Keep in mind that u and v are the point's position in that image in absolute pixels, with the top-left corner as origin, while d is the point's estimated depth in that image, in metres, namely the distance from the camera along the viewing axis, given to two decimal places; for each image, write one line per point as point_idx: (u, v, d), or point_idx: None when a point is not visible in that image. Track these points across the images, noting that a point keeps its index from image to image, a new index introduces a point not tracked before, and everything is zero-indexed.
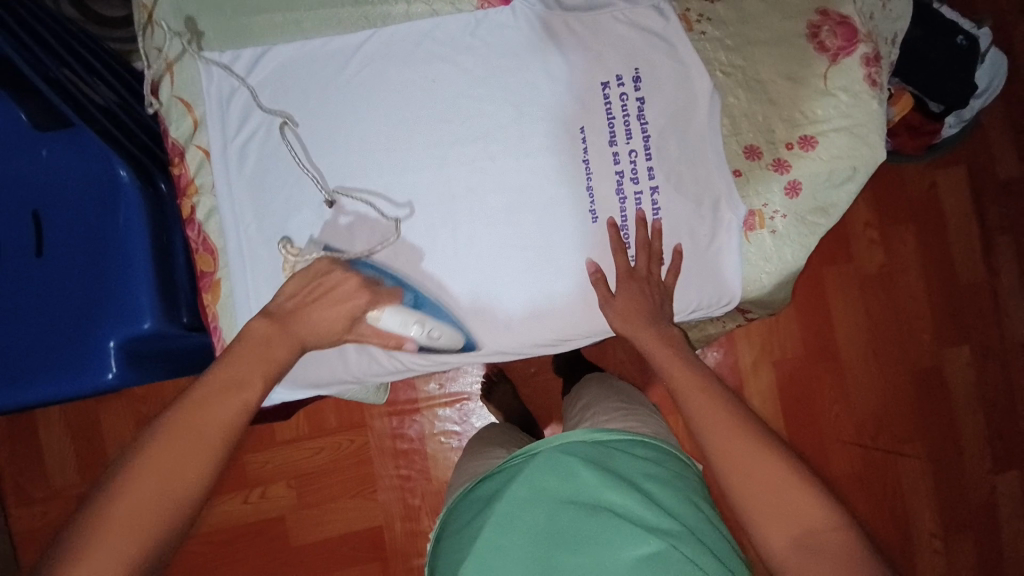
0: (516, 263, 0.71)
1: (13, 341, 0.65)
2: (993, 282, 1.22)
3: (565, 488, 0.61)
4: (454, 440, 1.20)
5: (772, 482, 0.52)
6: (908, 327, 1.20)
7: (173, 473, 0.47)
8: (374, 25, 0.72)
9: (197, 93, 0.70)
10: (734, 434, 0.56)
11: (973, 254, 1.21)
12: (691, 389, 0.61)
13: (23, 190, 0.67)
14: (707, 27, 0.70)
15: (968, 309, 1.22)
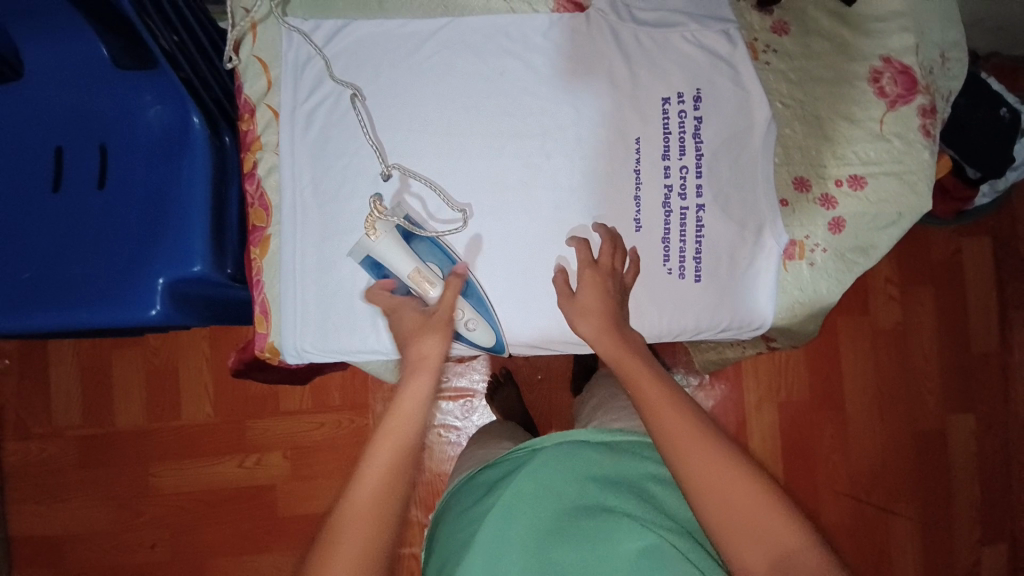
0: (556, 262, 0.73)
1: (67, 265, 0.68)
2: (1005, 355, 1.22)
3: (568, 488, 0.61)
4: (452, 435, 1.20)
5: (745, 505, 0.49)
6: (915, 387, 1.20)
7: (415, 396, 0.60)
8: (451, 14, 0.73)
9: (275, 56, 0.73)
10: (705, 454, 0.51)
11: (989, 325, 1.22)
12: (659, 403, 0.55)
13: (97, 124, 0.71)
14: (771, 59, 0.72)
15: (979, 378, 1.21)
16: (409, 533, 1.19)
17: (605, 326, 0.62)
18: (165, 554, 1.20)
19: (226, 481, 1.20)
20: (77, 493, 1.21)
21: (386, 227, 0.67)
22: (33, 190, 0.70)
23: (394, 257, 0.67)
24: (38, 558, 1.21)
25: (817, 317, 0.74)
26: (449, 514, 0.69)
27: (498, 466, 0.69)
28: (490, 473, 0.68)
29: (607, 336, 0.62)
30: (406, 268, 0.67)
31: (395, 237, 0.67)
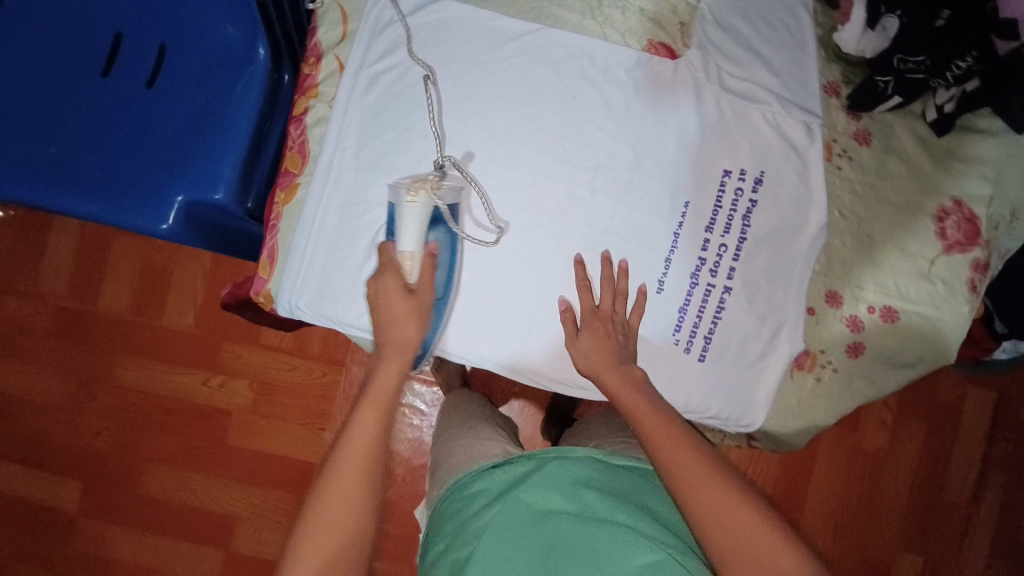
0: (558, 300, 0.71)
1: (94, 154, 0.66)
2: (973, 510, 1.19)
3: (567, 503, 0.59)
4: (415, 418, 1.13)
5: (754, 534, 0.51)
6: (876, 515, 1.19)
7: (378, 411, 0.59)
8: (544, 23, 0.72)
9: (358, 10, 0.71)
10: (703, 474, 0.54)
11: (967, 476, 1.19)
12: (654, 427, 0.58)
13: (164, 23, 0.70)
14: (844, 164, 0.70)
15: (940, 524, 1.19)
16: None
17: (605, 369, 0.64)
18: (108, 445, 1.21)
19: (187, 394, 1.20)
20: (43, 360, 1.21)
21: (427, 201, 0.65)
22: (81, 69, 0.68)
23: (408, 225, 0.64)
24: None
25: (808, 433, 0.71)
26: (441, 523, 0.65)
27: (489, 475, 0.66)
28: (483, 483, 0.65)
29: (609, 376, 0.64)
30: (409, 244, 0.64)
31: (424, 214, 0.65)
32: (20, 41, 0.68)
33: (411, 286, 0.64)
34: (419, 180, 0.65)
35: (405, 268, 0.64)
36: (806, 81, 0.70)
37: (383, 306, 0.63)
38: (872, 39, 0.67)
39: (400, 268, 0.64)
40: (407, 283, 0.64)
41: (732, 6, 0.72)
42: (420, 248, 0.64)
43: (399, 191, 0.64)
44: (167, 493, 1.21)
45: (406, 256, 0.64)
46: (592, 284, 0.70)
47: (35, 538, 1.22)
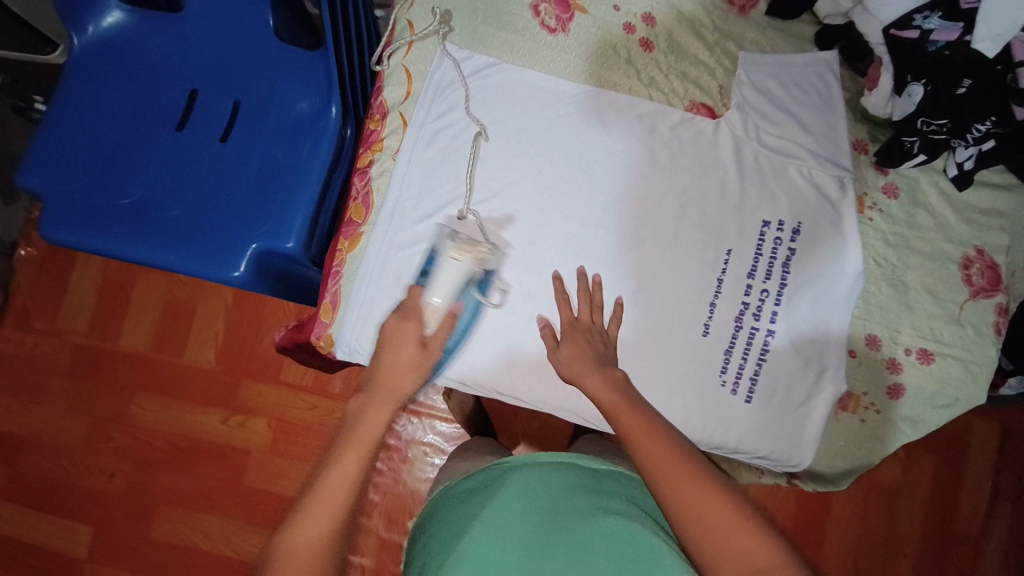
0: (538, 317, 0.73)
1: (169, 204, 0.69)
2: (982, 543, 1.16)
3: (552, 503, 0.59)
4: (436, 457, 1.11)
5: (719, 523, 0.49)
6: (890, 554, 1.16)
7: (363, 446, 0.56)
8: (600, 85, 0.77)
9: (423, 72, 0.76)
10: (677, 471, 0.53)
11: (978, 509, 1.17)
12: (640, 430, 0.58)
13: (240, 83, 0.74)
14: (874, 216, 0.76)
15: (951, 560, 1.16)
16: (360, 540, 1.08)
17: (584, 370, 0.66)
18: (121, 487, 1.14)
19: (205, 434, 1.15)
20: (56, 399, 1.15)
21: (469, 264, 0.67)
22: (159, 124, 0.72)
23: (443, 280, 0.66)
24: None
25: (854, 472, 0.74)
26: (425, 537, 0.63)
27: (469, 479, 0.67)
28: (462, 490, 0.66)
29: (586, 375, 0.66)
30: (438, 296, 0.66)
31: (463, 275, 0.67)
32: (99, 96, 0.72)
33: (427, 337, 0.65)
34: (469, 244, 0.68)
35: (425, 321, 0.66)
36: (838, 139, 0.77)
37: (391, 348, 0.64)
38: (900, 103, 0.74)
39: (423, 318, 0.66)
40: (424, 333, 0.65)
41: (765, 72, 0.78)
42: (446, 305, 0.66)
43: (449, 250, 0.67)
44: (179, 538, 1.13)
45: (428, 308, 0.66)
46: (569, 297, 0.73)
47: None
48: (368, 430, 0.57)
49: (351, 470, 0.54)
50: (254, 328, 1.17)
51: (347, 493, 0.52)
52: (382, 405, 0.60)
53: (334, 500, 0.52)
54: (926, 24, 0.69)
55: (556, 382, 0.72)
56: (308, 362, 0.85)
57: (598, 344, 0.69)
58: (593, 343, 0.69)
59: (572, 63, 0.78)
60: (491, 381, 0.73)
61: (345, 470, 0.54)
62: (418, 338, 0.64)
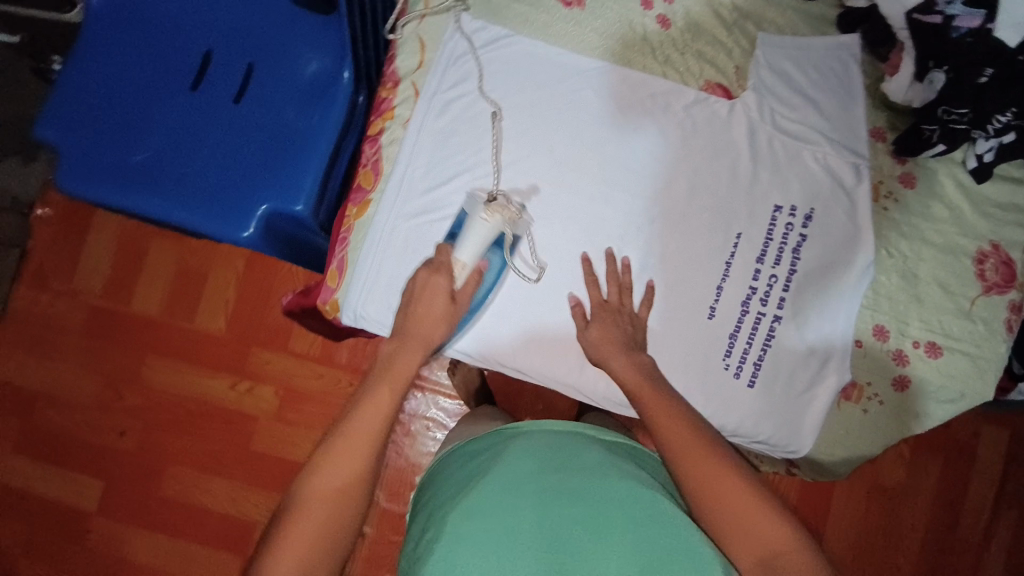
0: (566, 296, 0.73)
1: (182, 164, 0.70)
2: (983, 546, 1.15)
3: (565, 460, 0.59)
4: (438, 432, 1.12)
5: (735, 502, 0.52)
6: (889, 553, 1.15)
7: (395, 381, 0.60)
8: (615, 62, 0.76)
9: (436, 41, 0.76)
10: (701, 455, 0.55)
11: (981, 513, 1.16)
12: (666, 416, 0.60)
13: (254, 46, 0.74)
14: (890, 206, 0.75)
15: (950, 562, 1.15)
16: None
17: (615, 353, 0.67)
18: (132, 446, 1.17)
19: (214, 398, 1.17)
20: (71, 358, 1.18)
21: (498, 223, 0.68)
22: (173, 84, 0.72)
23: (472, 239, 0.67)
24: (8, 407, 1.18)
25: (853, 462, 0.74)
26: (433, 492, 0.63)
27: (478, 440, 0.67)
28: (471, 448, 0.66)
29: (617, 358, 0.67)
30: (467, 253, 0.66)
31: (490, 233, 0.68)
32: (115, 54, 0.72)
33: (455, 292, 0.66)
34: (499, 204, 0.68)
35: (454, 275, 0.66)
36: (856, 126, 0.75)
37: (417, 302, 0.65)
38: (919, 90, 0.72)
39: (452, 272, 0.66)
40: (453, 288, 0.66)
41: (785, 54, 0.76)
42: (472, 262, 0.67)
43: (481, 207, 0.67)
44: (187, 498, 1.16)
45: (458, 264, 0.66)
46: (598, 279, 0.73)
47: (41, 544, 1.16)
48: (399, 369, 0.61)
49: (385, 402, 0.57)
50: (264, 298, 1.19)
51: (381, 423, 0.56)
52: (411, 346, 0.63)
53: (371, 429, 0.55)
54: (949, 10, 0.66)
55: (573, 364, 0.73)
56: (315, 328, 0.87)
57: (624, 326, 0.70)
58: (621, 324, 0.70)
59: (587, 38, 0.76)
60: (494, 354, 0.73)
61: (379, 401, 0.57)
62: (446, 291, 0.65)
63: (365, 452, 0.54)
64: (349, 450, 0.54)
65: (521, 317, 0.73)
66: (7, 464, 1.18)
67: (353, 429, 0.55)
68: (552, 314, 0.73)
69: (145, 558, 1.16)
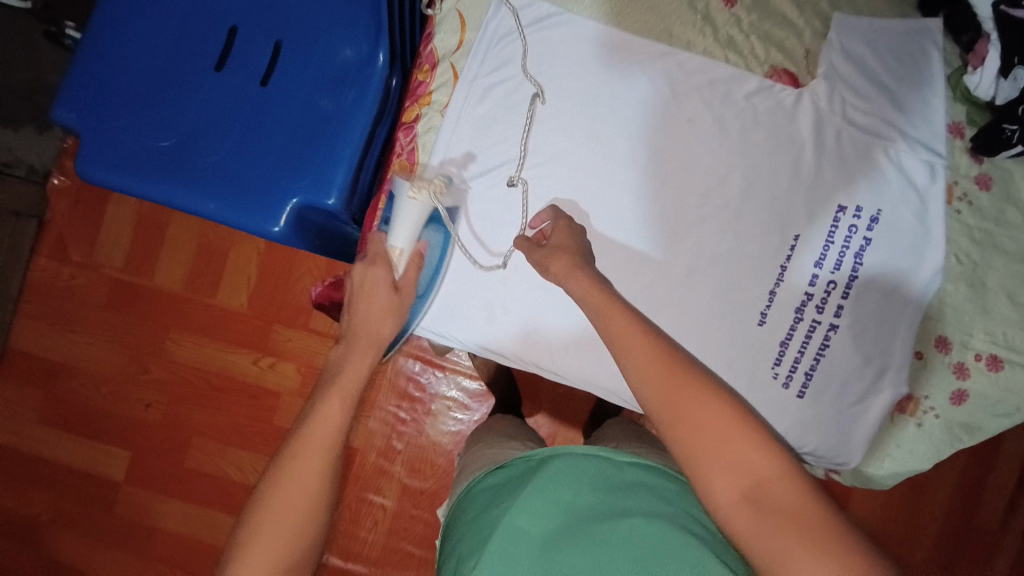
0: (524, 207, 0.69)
1: (207, 151, 0.66)
2: (998, 537, 1.08)
3: (570, 497, 0.58)
4: (460, 412, 1.12)
5: (746, 464, 0.46)
6: (906, 541, 1.09)
7: (345, 390, 0.56)
8: (672, 44, 0.70)
9: (478, 19, 0.70)
10: (681, 384, 0.49)
11: (999, 500, 1.08)
12: (629, 338, 0.52)
13: (282, 21, 0.68)
14: (963, 209, 0.70)
15: (964, 555, 1.09)
16: (382, 484, 1.11)
17: (566, 273, 0.58)
18: (158, 417, 1.18)
19: (236, 373, 1.17)
20: (96, 331, 1.18)
21: (427, 201, 0.64)
22: (197, 63, 0.67)
23: (405, 221, 0.64)
24: (34, 377, 1.19)
25: (900, 475, 0.72)
26: (455, 535, 0.63)
27: (497, 472, 0.66)
28: (489, 490, 0.64)
29: (570, 278, 0.58)
30: (400, 240, 0.63)
31: (422, 213, 0.64)
32: (135, 29, 0.67)
33: (397, 283, 0.63)
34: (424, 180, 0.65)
35: (394, 265, 0.63)
36: (934, 120, 0.69)
37: (364, 298, 0.61)
38: (1004, 88, 0.66)
39: (390, 263, 0.63)
40: (395, 278, 0.63)
41: (861, 36, 0.69)
42: (409, 247, 0.64)
43: (406, 185, 0.63)
44: (213, 468, 1.18)
45: (394, 251, 0.63)
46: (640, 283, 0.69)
47: (74, 509, 1.19)
48: (349, 378, 0.57)
49: (334, 417, 0.54)
50: (285, 274, 1.16)
51: (330, 441, 0.53)
52: (362, 349, 0.59)
53: (320, 447, 0.53)
54: None
55: (613, 367, 0.70)
56: (347, 320, 0.84)
57: (579, 236, 0.62)
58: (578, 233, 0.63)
59: (642, 16, 0.70)
60: (529, 356, 0.71)
61: (328, 419, 0.54)
62: (390, 282, 0.62)
63: (314, 473, 0.52)
64: (296, 473, 0.51)
65: (533, 322, 0.70)
66: (37, 432, 1.20)
67: (298, 452, 0.52)
68: (558, 322, 0.70)
69: (175, 524, 1.19)
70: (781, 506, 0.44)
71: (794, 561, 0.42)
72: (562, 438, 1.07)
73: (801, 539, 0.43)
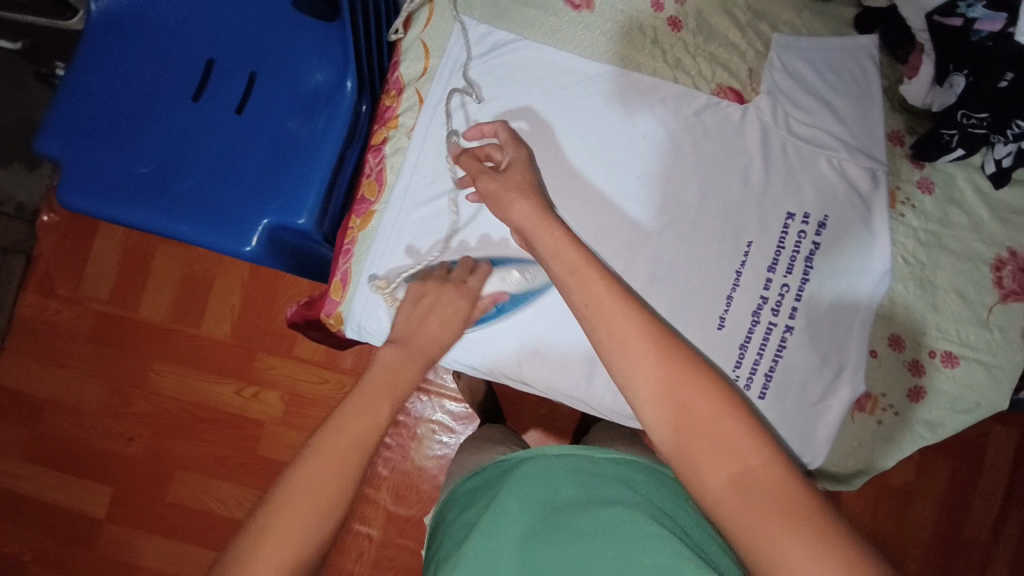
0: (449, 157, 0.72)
1: (183, 176, 0.69)
2: (990, 548, 1.07)
3: (547, 495, 0.59)
4: (444, 435, 1.11)
5: (726, 440, 0.46)
6: (897, 555, 1.07)
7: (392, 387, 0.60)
8: (624, 66, 0.74)
9: (440, 47, 0.75)
10: (671, 365, 0.49)
11: (988, 510, 1.07)
12: (602, 303, 0.53)
13: (257, 53, 0.73)
14: (907, 212, 0.73)
15: (957, 568, 1.07)
16: (367, 513, 1.10)
17: (531, 221, 0.61)
18: (140, 451, 1.17)
19: (219, 402, 1.17)
20: (80, 365, 1.19)
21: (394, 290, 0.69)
22: (174, 93, 0.71)
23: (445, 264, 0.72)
24: (17, 414, 1.18)
25: (868, 474, 0.73)
26: (434, 548, 0.62)
27: (476, 477, 0.68)
28: (468, 500, 0.65)
29: (535, 226, 0.60)
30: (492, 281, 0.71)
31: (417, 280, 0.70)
32: (117, 65, 0.71)
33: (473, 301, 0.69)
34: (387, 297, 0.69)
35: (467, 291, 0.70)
36: (872, 130, 0.73)
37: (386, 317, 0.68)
38: (940, 94, 0.72)
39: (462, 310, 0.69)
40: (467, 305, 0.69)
41: (798, 56, 0.75)
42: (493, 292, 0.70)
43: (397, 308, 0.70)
44: (194, 502, 1.16)
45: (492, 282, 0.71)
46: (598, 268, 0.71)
47: (52, 549, 1.16)
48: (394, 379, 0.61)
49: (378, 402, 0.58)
50: (268, 302, 1.18)
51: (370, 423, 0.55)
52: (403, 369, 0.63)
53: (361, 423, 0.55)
54: (969, 14, 0.65)
55: (578, 378, 0.71)
56: (325, 340, 0.85)
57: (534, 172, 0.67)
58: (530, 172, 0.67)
59: (597, 41, 0.75)
60: (497, 367, 0.72)
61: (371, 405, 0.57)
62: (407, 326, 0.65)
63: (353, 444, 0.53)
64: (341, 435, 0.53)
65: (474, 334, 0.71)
66: (18, 469, 1.18)
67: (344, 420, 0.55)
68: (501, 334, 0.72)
69: (156, 562, 1.16)
70: (767, 488, 0.44)
71: (779, 543, 0.42)
72: None
73: (787, 521, 0.42)
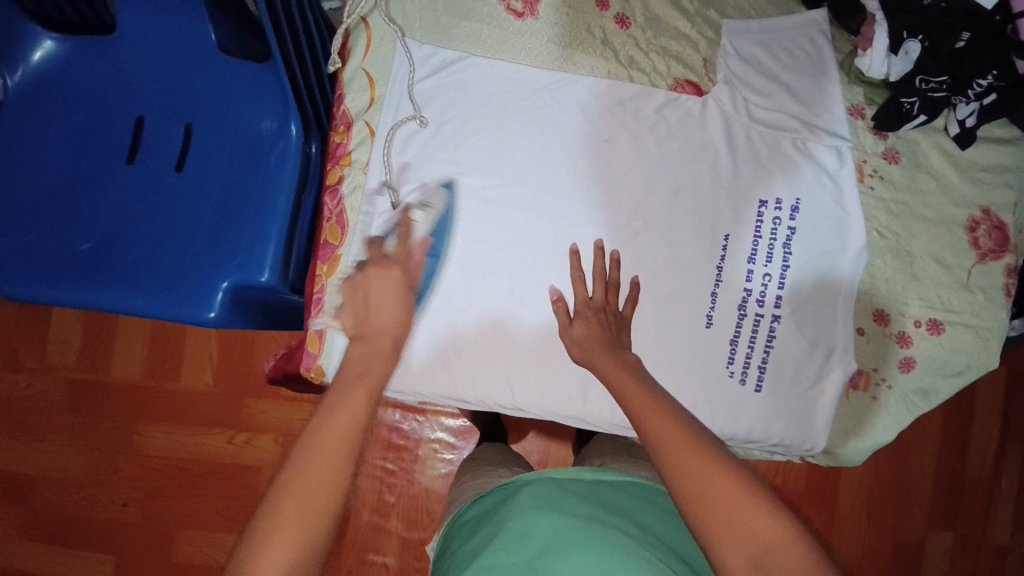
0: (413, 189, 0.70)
1: (131, 245, 0.66)
2: (992, 485, 1.10)
3: (552, 505, 0.57)
4: (448, 453, 1.09)
5: (751, 526, 0.43)
6: (904, 503, 1.09)
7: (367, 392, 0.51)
8: (577, 71, 0.72)
9: (384, 74, 0.71)
10: (688, 448, 0.48)
11: (986, 449, 1.09)
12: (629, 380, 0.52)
13: (189, 105, 0.69)
14: (876, 184, 0.73)
15: (962, 509, 1.10)
16: (380, 541, 1.08)
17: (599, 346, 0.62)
18: (136, 515, 1.13)
19: (210, 453, 1.13)
20: (60, 437, 1.13)
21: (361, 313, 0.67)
22: (106, 158, 0.67)
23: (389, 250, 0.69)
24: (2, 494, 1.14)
25: (869, 450, 0.73)
26: None
27: (480, 503, 0.67)
28: (468, 532, 0.62)
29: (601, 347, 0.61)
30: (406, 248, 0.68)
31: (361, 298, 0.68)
32: (38, 134, 0.66)
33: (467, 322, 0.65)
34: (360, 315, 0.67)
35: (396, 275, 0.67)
36: (831, 106, 0.73)
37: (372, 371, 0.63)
38: (895, 64, 0.69)
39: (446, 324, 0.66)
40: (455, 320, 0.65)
41: (751, 39, 0.73)
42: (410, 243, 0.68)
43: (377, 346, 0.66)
44: (201, 557, 1.13)
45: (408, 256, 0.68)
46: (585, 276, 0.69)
47: None
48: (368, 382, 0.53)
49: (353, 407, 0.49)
50: (247, 346, 1.14)
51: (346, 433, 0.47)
52: None
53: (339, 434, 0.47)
54: None
55: (572, 395, 0.70)
56: (309, 385, 0.82)
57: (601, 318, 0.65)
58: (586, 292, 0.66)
59: (545, 48, 0.72)
60: (489, 397, 0.70)
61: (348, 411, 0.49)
62: None
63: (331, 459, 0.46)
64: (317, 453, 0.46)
65: (461, 359, 0.70)
66: (15, 548, 1.14)
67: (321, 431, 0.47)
68: (484, 353, 0.70)
69: None
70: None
71: None
72: (554, 460, 1.06)
73: None
